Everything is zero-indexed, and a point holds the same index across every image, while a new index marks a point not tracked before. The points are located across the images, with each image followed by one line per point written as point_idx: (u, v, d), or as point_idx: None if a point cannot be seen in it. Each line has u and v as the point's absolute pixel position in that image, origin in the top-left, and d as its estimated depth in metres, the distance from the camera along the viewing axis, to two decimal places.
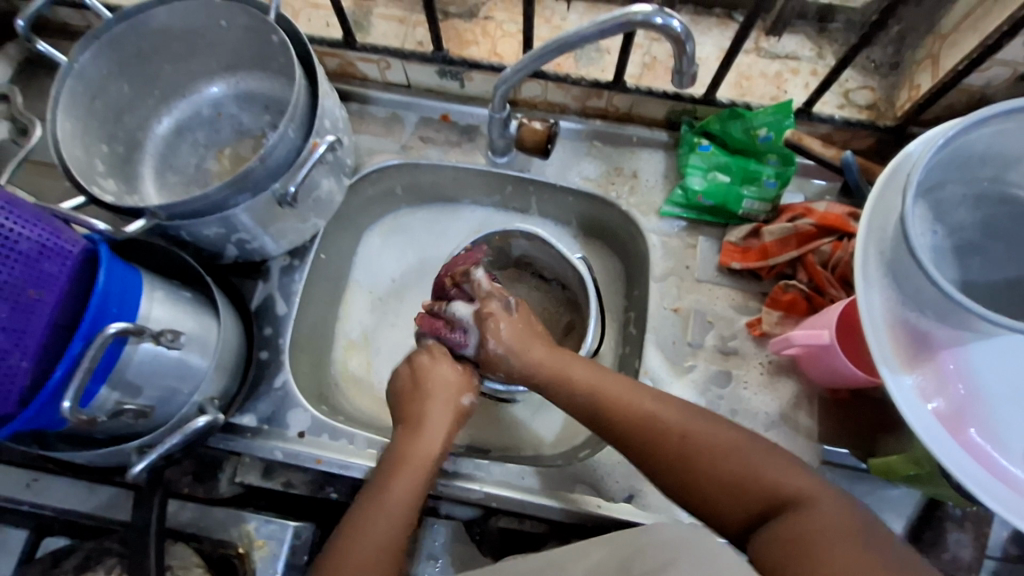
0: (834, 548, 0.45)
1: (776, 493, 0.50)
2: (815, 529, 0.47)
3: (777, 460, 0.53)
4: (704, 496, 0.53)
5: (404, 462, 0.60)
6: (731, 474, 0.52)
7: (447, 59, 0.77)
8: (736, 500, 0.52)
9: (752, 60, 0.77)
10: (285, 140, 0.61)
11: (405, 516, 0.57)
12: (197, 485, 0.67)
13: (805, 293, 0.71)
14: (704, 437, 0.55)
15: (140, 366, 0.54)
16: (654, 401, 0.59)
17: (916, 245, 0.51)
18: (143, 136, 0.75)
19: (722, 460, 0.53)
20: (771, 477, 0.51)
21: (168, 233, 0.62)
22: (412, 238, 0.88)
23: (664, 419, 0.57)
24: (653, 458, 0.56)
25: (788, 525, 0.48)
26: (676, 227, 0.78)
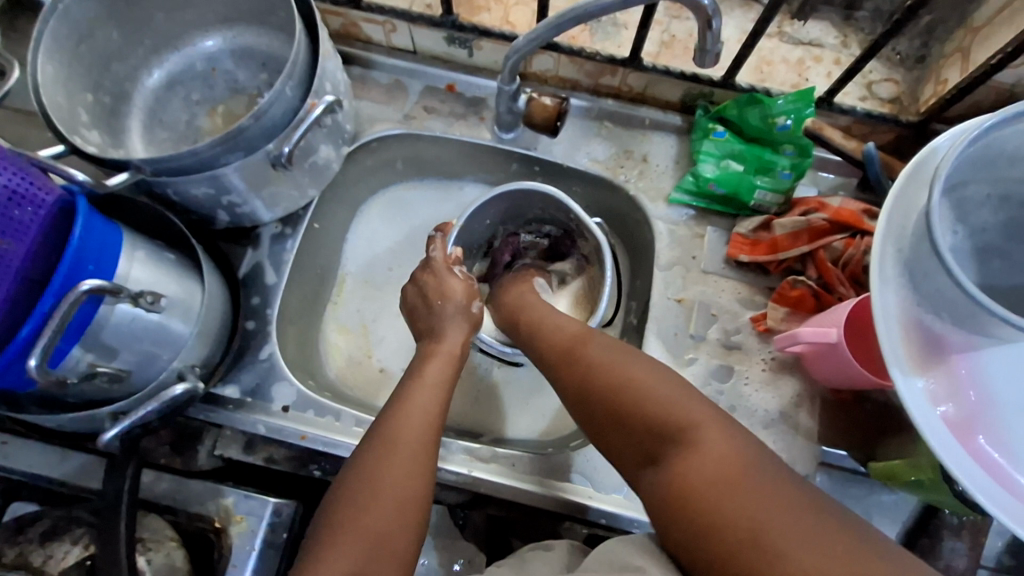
0: (747, 481, 0.40)
1: (671, 419, 0.45)
2: (690, 472, 0.42)
3: (686, 393, 0.46)
4: (612, 435, 0.49)
5: (425, 377, 0.58)
6: (633, 404, 0.47)
7: (456, 24, 0.73)
8: (638, 432, 0.47)
9: (774, 45, 0.74)
10: (282, 99, 0.58)
11: (427, 431, 0.54)
12: (174, 456, 0.65)
13: (813, 289, 0.69)
14: (623, 368, 0.50)
15: (115, 328, 0.51)
16: (593, 336, 0.56)
17: (944, 247, 0.48)
18: (131, 88, 0.71)
19: (627, 388, 0.48)
20: (666, 404, 0.46)
21: (153, 190, 0.59)
22: (414, 218, 0.86)
23: (588, 355, 0.53)
24: (574, 400, 0.52)
25: (677, 464, 0.43)
26: (684, 215, 0.75)
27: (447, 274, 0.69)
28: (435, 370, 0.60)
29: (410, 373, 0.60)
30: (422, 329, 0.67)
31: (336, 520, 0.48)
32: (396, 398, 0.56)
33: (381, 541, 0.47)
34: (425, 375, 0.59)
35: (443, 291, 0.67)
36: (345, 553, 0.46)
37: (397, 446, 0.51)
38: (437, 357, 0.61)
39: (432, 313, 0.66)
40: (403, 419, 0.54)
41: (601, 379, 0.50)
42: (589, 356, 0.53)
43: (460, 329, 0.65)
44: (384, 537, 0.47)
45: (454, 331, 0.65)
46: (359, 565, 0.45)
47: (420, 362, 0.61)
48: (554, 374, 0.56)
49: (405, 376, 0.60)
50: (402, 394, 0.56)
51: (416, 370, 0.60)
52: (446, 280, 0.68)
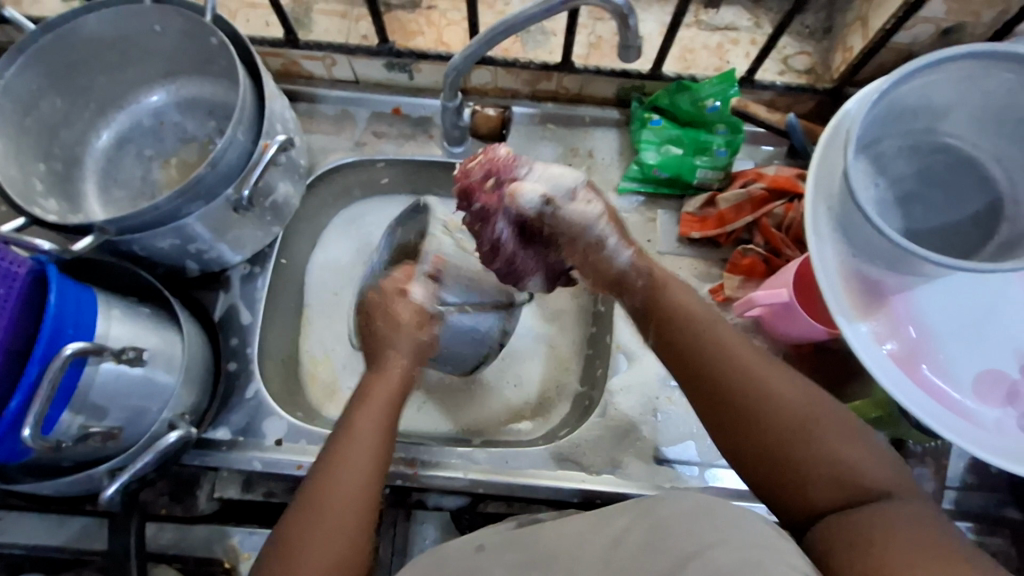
0: (942, 549, 0.39)
1: (869, 484, 0.43)
2: (899, 535, 0.40)
3: (878, 456, 0.45)
4: (774, 465, 0.46)
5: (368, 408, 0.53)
6: (825, 454, 0.45)
7: (393, 51, 0.76)
8: (825, 484, 0.44)
9: (693, 33, 0.78)
10: (235, 144, 0.60)
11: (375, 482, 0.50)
12: (174, 505, 0.66)
13: (762, 255, 0.73)
14: (824, 422, 0.46)
15: (102, 387, 0.52)
16: (729, 335, 0.51)
17: (865, 204, 0.51)
18: (82, 152, 0.72)
19: (788, 417, 0.46)
20: (863, 467, 0.44)
21: (118, 248, 0.60)
22: (369, 228, 0.85)
23: (783, 394, 0.47)
24: (733, 425, 0.48)
25: (870, 516, 0.42)
26: (634, 202, 0.79)
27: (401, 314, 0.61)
28: (367, 412, 0.53)
29: (349, 410, 0.54)
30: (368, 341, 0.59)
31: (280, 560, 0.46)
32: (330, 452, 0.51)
33: None
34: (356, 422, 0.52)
35: (390, 314, 0.60)
36: None
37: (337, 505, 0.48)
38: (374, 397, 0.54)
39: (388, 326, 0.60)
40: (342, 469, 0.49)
41: (798, 420, 0.46)
42: (770, 386, 0.47)
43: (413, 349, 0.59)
44: None
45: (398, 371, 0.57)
46: None
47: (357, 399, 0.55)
48: (686, 378, 0.51)
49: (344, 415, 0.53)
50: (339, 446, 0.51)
51: (348, 421, 0.52)
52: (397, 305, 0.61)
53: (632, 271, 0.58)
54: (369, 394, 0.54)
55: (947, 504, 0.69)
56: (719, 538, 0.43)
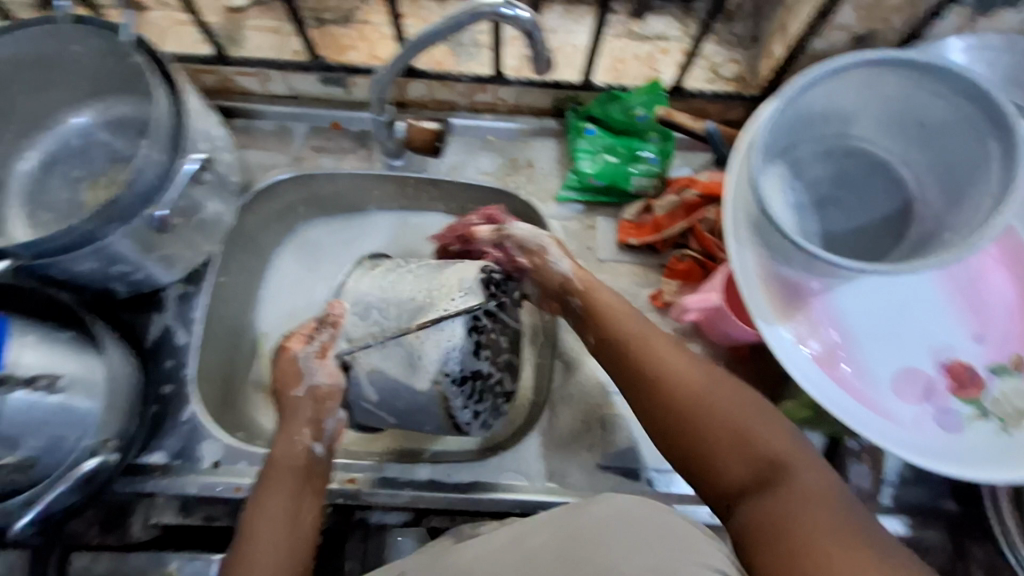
0: (826, 523, 0.41)
1: (770, 457, 0.45)
2: (795, 517, 0.42)
3: (785, 435, 0.47)
4: (683, 434, 0.49)
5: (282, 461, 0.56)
6: (730, 426, 0.47)
7: (326, 66, 0.76)
8: (727, 458, 0.46)
9: (625, 43, 0.79)
10: (152, 164, 0.59)
11: (300, 522, 0.53)
12: (107, 534, 0.65)
13: (699, 259, 0.74)
14: (716, 398, 0.49)
15: (12, 416, 0.52)
16: (653, 339, 0.54)
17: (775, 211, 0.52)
18: (6, 175, 0.71)
19: (697, 404, 0.49)
20: (765, 443, 0.46)
21: (38, 274, 0.59)
22: (327, 250, 0.87)
23: (677, 374, 0.51)
24: (652, 401, 0.51)
25: (771, 495, 0.43)
26: (574, 211, 0.80)
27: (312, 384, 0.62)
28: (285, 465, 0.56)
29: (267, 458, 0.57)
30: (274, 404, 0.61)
31: None
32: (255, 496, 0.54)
33: None
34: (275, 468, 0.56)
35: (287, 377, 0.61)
36: None
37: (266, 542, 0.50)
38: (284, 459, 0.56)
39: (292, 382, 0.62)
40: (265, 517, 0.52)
41: (694, 397, 0.49)
42: (667, 366, 0.52)
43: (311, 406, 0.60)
44: None
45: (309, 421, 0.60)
46: None
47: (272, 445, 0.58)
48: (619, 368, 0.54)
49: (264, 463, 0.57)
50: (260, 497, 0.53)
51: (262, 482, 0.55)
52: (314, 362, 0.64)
53: (570, 281, 0.62)
54: (280, 455, 0.57)
55: (885, 499, 0.70)
56: (629, 545, 0.42)
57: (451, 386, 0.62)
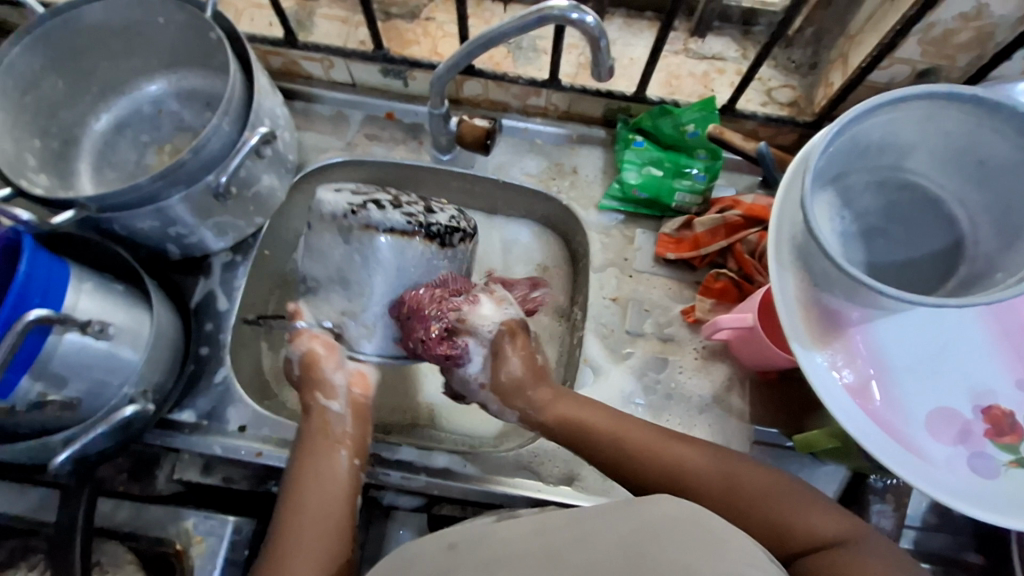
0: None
1: (815, 534, 0.49)
2: (872, 571, 0.46)
3: (820, 508, 0.51)
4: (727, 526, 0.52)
5: (314, 448, 0.60)
6: (767, 517, 0.51)
7: (388, 58, 0.78)
8: (776, 540, 0.50)
9: (681, 60, 0.80)
10: (219, 133, 0.62)
11: (338, 504, 0.57)
12: (133, 483, 0.67)
13: (735, 280, 0.74)
14: (749, 491, 0.53)
15: (64, 357, 0.53)
16: (638, 434, 0.59)
17: (823, 235, 0.52)
18: (80, 133, 0.74)
19: (719, 495, 0.53)
20: (805, 522, 0.50)
21: (100, 227, 0.62)
22: None
23: (696, 473, 0.55)
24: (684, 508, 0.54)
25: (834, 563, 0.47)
26: (614, 220, 0.81)
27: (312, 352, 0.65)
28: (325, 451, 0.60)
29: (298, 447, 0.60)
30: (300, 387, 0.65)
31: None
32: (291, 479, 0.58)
33: None
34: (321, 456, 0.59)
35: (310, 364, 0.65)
36: None
37: (314, 526, 0.54)
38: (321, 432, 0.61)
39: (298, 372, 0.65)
40: (309, 493, 0.56)
41: (721, 492, 0.53)
42: (686, 465, 0.55)
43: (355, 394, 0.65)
44: None
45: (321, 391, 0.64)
46: None
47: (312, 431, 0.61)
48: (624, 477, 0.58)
49: (297, 448, 0.60)
50: (299, 476, 0.57)
51: (300, 452, 0.60)
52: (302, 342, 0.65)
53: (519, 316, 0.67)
54: (319, 424, 0.62)
55: (906, 543, 0.68)
56: (700, 547, 0.41)
57: (355, 217, 0.60)
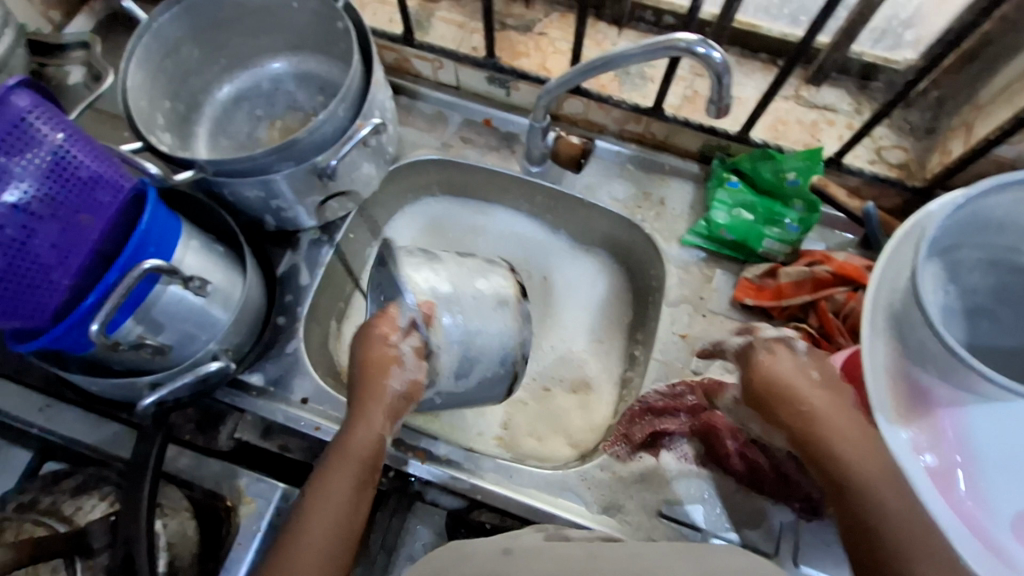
0: None
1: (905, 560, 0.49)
2: None
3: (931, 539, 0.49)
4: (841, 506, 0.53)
5: (340, 469, 0.56)
6: (875, 521, 0.51)
7: (497, 66, 0.80)
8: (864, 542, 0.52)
9: (790, 107, 0.79)
10: (333, 119, 0.65)
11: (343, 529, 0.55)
12: (198, 434, 0.70)
13: (812, 336, 0.72)
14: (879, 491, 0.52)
15: (165, 306, 0.56)
16: (874, 426, 0.55)
17: (928, 304, 0.49)
18: (204, 100, 0.79)
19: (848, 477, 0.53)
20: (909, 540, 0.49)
21: (211, 190, 0.66)
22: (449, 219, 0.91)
23: (850, 457, 0.53)
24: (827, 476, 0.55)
25: None
26: (695, 257, 0.79)
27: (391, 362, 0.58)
28: (343, 473, 0.56)
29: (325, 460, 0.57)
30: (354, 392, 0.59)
31: None
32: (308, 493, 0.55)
33: None
34: (337, 479, 0.55)
35: (377, 371, 0.58)
36: None
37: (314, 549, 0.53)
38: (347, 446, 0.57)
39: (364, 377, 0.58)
40: (320, 515, 0.54)
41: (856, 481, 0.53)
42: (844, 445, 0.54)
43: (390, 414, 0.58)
44: None
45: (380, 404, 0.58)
46: None
47: (337, 451, 0.57)
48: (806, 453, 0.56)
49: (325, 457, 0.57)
50: (315, 493, 0.55)
51: (322, 470, 0.56)
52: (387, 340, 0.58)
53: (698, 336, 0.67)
54: (350, 442, 0.57)
55: None
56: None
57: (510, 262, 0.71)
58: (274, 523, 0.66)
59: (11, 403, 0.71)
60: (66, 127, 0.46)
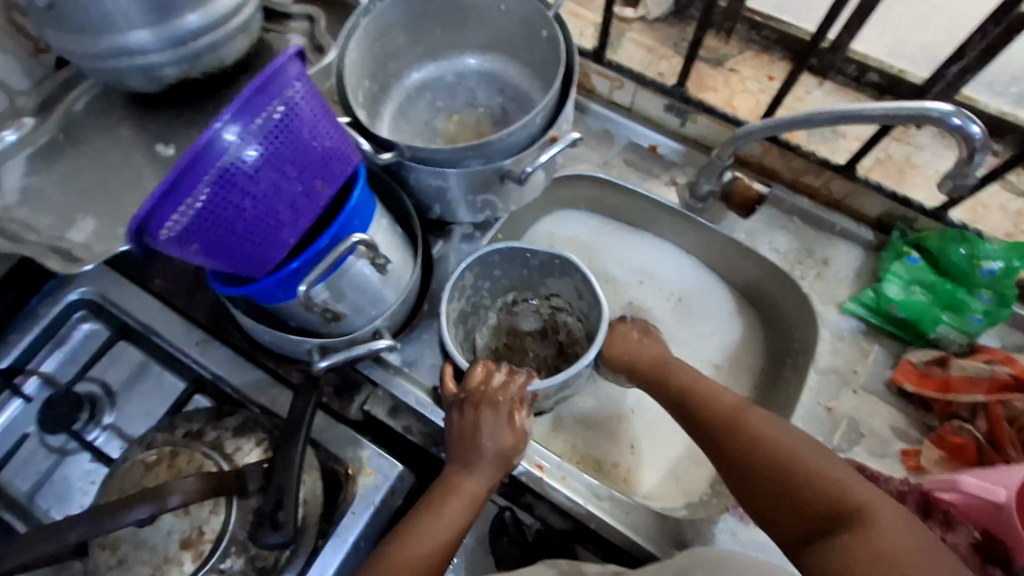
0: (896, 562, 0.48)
1: (844, 504, 0.54)
2: (888, 542, 0.50)
3: (877, 493, 0.54)
4: (768, 492, 0.59)
5: (447, 505, 0.62)
6: (814, 483, 0.56)
7: (684, 97, 0.79)
8: (795, 511, 0.56)
9: (996, 192, 0.74)
10: (530, 126, 0.66)
11: (439, 553, 0.60)
12: (334, 398, 0.73)
13: (979, 442, 0.66)
14: (811, 459, 0.58)
15: (354, 278, 0.59)
16: (754, 409, 0.65)
17: None
18: (394, 83, 0.81)
19: (775, 451, 0.60)
20: (844, 493, 0.55)
21: (399, 172, 0.69)
22: (601, 241, 0.89)
23: (762, 433, 0.62)
24: (729, 460, 0.63)
25: (854, 537, 0.51)
26: (853, 327, 0.75)
27: (497, 413, 0.65)
28: (448, 510, 0.62)
29: (427, 502, 0.63)
30: (456, 436, 0.66)
31: None
32: (410, 523, 0.61)
33: None
34: (444, 511, 0.62)
35: (485, 429, 0.65)
36: None
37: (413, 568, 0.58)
38: (456, 496, 0.63)
39: (472, 427, 0.65)
40: (420, 538, 0.60)
41: (792, 456, 0.59)
42: (760, 429, 0.62)
43: (494, 464, 0.65)
44: None
45: (488, 450, 0.64)
46: None
47: (440, 490, 0.64)
48: (713, 445, 0.65)
49: (427, 496, 0.64)
50: (419, 521, 0.61)
51: (427, 501, 0.63)
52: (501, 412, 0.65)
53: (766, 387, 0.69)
54: (455, 484, 0.64)
55: None
56: None
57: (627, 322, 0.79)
58: (387, 500, 0.68)
59: (173, 333, 0.76)
60: (315, 98, 0.50)
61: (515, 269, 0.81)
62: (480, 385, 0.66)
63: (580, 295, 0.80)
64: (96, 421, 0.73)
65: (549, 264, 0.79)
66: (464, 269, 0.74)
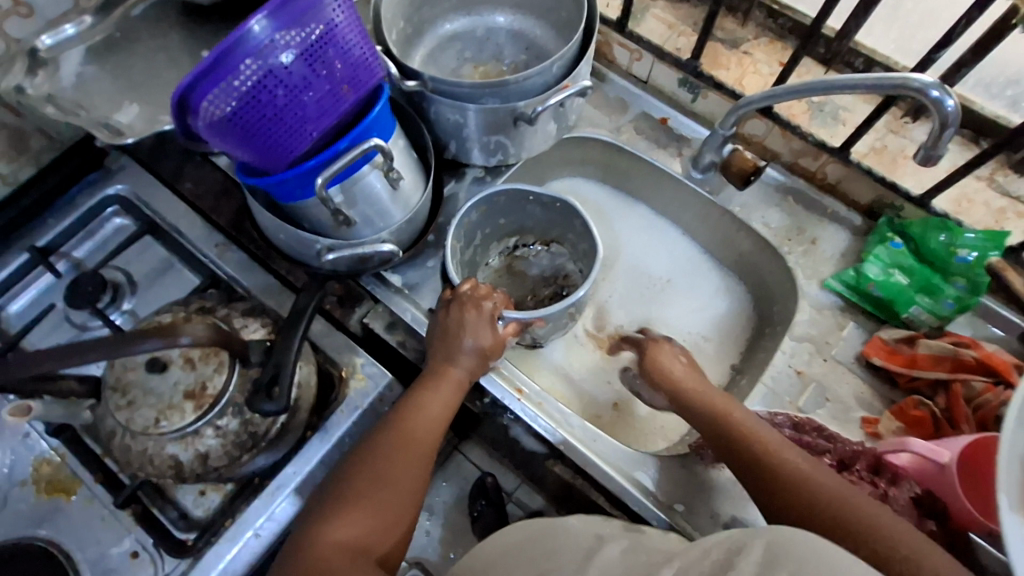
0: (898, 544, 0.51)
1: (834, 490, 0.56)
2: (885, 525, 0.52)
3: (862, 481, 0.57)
4: (761, 480, 0.60)
5: (437, 386, 0.68)
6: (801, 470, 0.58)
7: (696, 71, 0.84)
8: (787, 498, 0.58)
9: (981, 187, 0.80)
10: (546, 73, 0.71)
11: (431, 433, 0.65)
12: (338, 306, 0.79)
13: (935, 416, 0.70)
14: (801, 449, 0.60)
15: (366, 184, 0.65)
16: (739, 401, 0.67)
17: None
18: (427, 30, 0.87)
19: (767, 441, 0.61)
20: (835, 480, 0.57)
21: (423, 104, 0.75)
22: (606, 210, 0.94)
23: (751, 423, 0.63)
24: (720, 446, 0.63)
25: (855, 522, 0.53)
26: (833, 302, 0.78)
27: (483, 319, 0.70)
28: (438, 393, 0.67)
29: (420, 388, 0.68)
30: (444, 329, 0.70)
31: (351, 468, 0.61)
32: (410, 401, 0.66)
33: (392, 492, 0.61)
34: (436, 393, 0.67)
35: (476, 331, 0.69)
36: (353, 516, 0.58)
37: (408, 444, 0.63)
38: (445, 381, 0.68)
39: (458, 323, 0.70)
40: (414, 416, 0.65)
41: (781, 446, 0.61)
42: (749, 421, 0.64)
43: (473, 355, 0.69)
44: (388, 498, 0.60)
45: (470, 352, 0.69)
46: (371, 510, 0.59)
47: (432, 375, 0.68)
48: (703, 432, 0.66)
49: (420, 378, 0.69)
50: (413, 400, 0.66)
51: (419, 384, 0.68)
52: (485, 317, 0.70)
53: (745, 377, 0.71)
54: (447, 370, 0.69)
55: None
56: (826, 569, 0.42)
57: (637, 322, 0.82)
58: (374, 404, 0.73)
59: (193, 233, 0.82)
60: (351, 11, 0.55)
61: (518, 217, 0.86)
62: (472, 291, 0.71)
63: (580, 239, 0.84)
64: (117, 304, 0.78)
65: (551, 208, 0.83)
66: (471, 207, 0.79)
